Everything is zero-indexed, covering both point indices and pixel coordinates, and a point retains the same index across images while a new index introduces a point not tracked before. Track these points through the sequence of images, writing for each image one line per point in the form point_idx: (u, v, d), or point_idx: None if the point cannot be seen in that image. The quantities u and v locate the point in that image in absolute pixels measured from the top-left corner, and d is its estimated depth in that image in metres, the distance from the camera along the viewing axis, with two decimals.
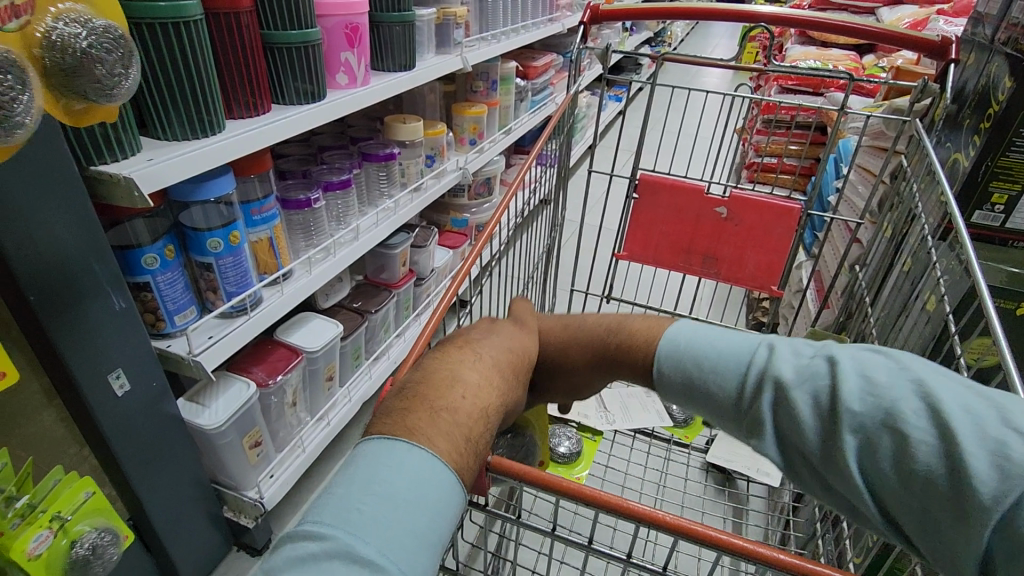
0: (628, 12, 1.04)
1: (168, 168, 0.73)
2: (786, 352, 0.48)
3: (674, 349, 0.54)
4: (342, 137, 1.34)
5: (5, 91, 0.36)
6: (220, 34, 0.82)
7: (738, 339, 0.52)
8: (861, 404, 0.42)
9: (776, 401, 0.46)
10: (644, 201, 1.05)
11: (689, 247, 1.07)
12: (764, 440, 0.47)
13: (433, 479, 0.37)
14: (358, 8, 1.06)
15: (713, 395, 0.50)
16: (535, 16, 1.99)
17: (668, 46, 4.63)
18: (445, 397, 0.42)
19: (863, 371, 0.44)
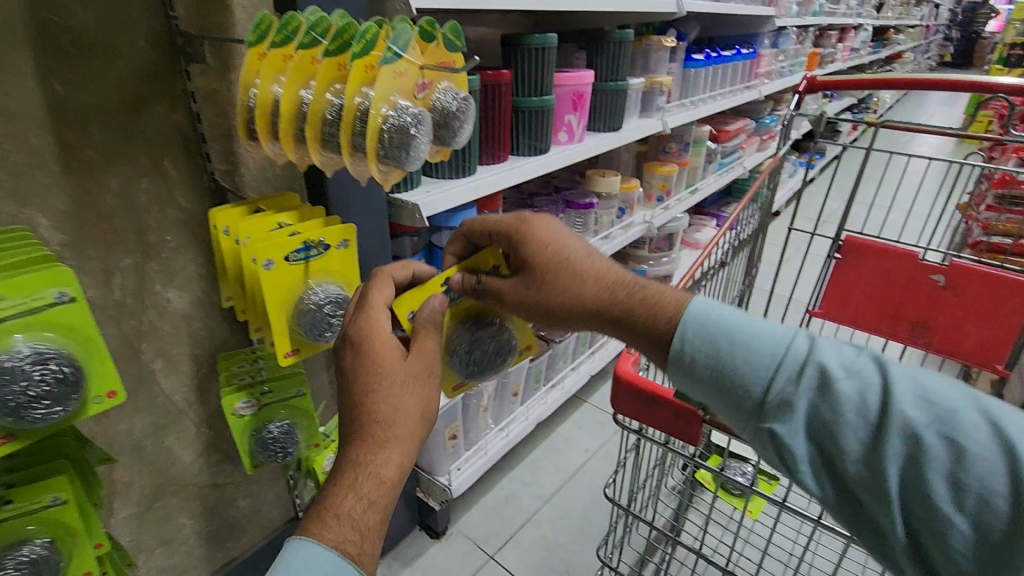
0: (846, 81, 1.06)
1: (438, 198, 0.94)
2: (828, 348, 0.46)
3: (707, 318, 0.50)
4: (549, 187, 1.53)
5: (413, 133, 0.49)
6: (484, 100, 1.05)
7: (767, 326, 0.49)
8: (916, 408, 0.41)
9: (818, 389, 0.44)
10: (845, 265, 1.00)
11: (897, 313, 0.98)
12: (793, 428, 0.44)
13: (334, 571, 0.47)
14: (584, 79, 1.25)
15: (739, 384, 0.47)
16: (733, 84, 2.06)
17: (873, 114, 4.32)
18: (341, 502, 0.51)
19: (922, 390, 0.42)
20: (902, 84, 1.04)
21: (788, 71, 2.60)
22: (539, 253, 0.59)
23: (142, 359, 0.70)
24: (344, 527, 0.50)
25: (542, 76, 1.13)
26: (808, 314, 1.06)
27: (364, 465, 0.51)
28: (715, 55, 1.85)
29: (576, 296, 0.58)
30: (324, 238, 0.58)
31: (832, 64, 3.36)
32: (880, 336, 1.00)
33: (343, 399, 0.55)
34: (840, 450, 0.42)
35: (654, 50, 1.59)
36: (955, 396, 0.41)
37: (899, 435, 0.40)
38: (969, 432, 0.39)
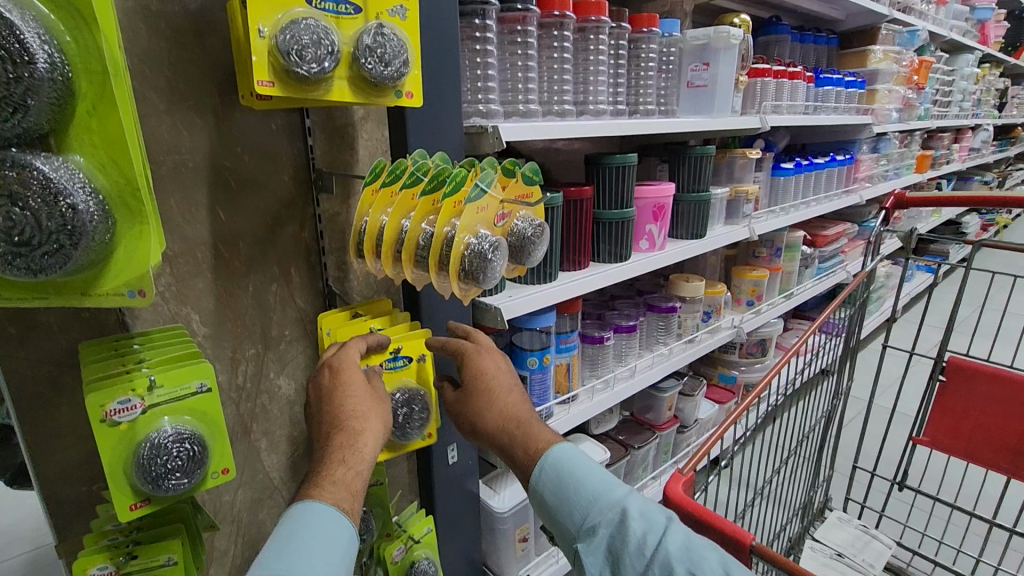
0: (941, 197, 1.03)
1: (519, 303, 1.02)
2: (639, 502, 0.57)
3: (561, 459, 0.62)
4: (631, 290, 1.56)
5: (486, 255, 0.56)
6: (567, 213, 1.14)
7: (607, 476, 0.61)
8: (677, 550, 0.51)
9: (617, 527, 0.55)
10: (953, 388, 0.97)
11: (1019, 447, 0.91)
12: (591, 551, 0.56)
13: (332, 525, 0.51)
14: (665, 192, 1.31)
15: (566, 514, 0.59)
16: (829, 189, 2.02)
17: (1003, 215, 3.97)
18: (330, 469, 0.54)
19: (688, 542, 0.52)
20: (1011, 200, 0.98)
21: (892, 173, 2.51)
22: (473, 378, 0.67)
23: (250, 438, 0.80)
24: (337, 487, 0.53)
25: (623, 190, 1.21)
26: (913, 440, 1.02)
27: (342, 448, 0.56)
28: (807, 163, 1.85)
29: (483, 423, 0.65)
30: (410, 351, 0.70)
31: (946, 164, 3.19)
32: (1001, 473, 0.93)
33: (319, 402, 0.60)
34: (620, 575, 0.53)
35: (740, 161, 1.63)
36: (712, 552, 0.51)
37: (660, 571, 0.51)
38: (706, 574, 0.49)
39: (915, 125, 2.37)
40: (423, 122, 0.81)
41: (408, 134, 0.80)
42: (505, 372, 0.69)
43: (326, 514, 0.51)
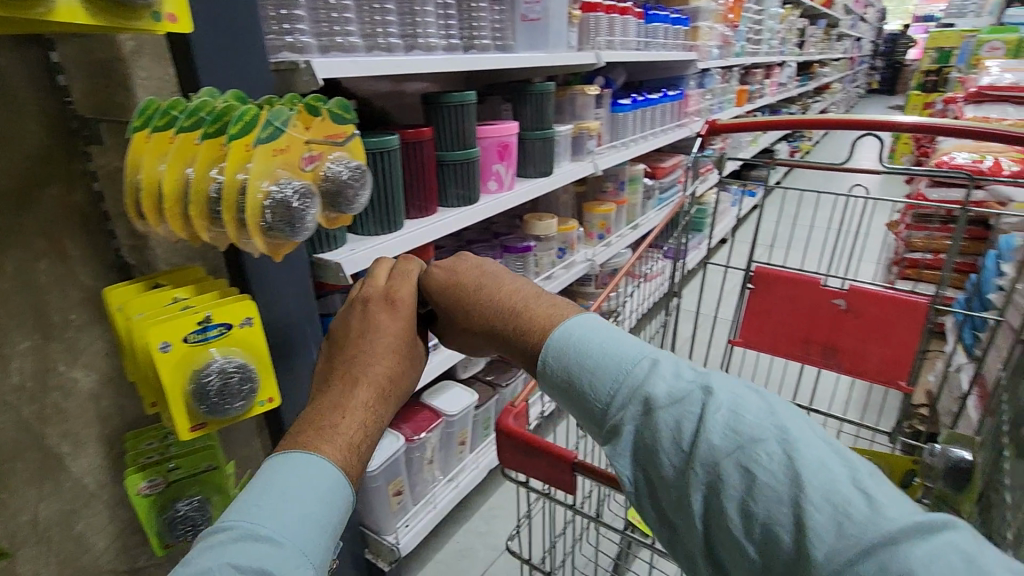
0: (744, 123, 1.14)
1: (363, 255, 0.96)
2: (668, 376, 0.47)
3: (564, 342, 0.51)
4: (487, 233, 1.56)
5: (296, 208, 0.51)
6: (407, 157, 1.09)
7: (628, 347, 0.50)
8: (720, 439, 0.42)
9: (642, 413, 0.46)
10: (759, 295, 1.10)
11: (808, 338, 1.08)
12: (618, 450, 0.47)
13: (319, 481, 0.48)
14: (508, 130, 1.31)
15: (586, 407, 0.50)
16: (663, 124, 2.17)
17: (806, 143, 4.59)
18: (330, 419, 0.52)
19: (733, 419, 0.42)
20: (799, 123, 1.12)
21: (716, 108, 2.75)
22: (448, 287, 0.61)
23: (45, 444, 0.68)
24: (342, 447, 0.51)
25: (465, 130, 1.18)
26: (731, 342, 1.14)
27: (342, 396, 0.54)
28: (642, 99, 1.95)
29: (476, 326, 0.58)
30: (225, 318, 0.57)
31: (760, 98, 3.57)
32: (796, 360, 1.09)
33: (340, 340, 0.59)
34: (656, 464, 0.45)
35: (580, 98, 1.67)
36: (765, 425, 0.42)
37: (704, 467, 0.42)
38: (762, 464, 0.40)
39: (732, 62, 2.60)
40: (213, 54, 0.69)
41: (198, 70, 0.68)
42: (480, 266, 0.61)
43: (313, 466, 0.48)
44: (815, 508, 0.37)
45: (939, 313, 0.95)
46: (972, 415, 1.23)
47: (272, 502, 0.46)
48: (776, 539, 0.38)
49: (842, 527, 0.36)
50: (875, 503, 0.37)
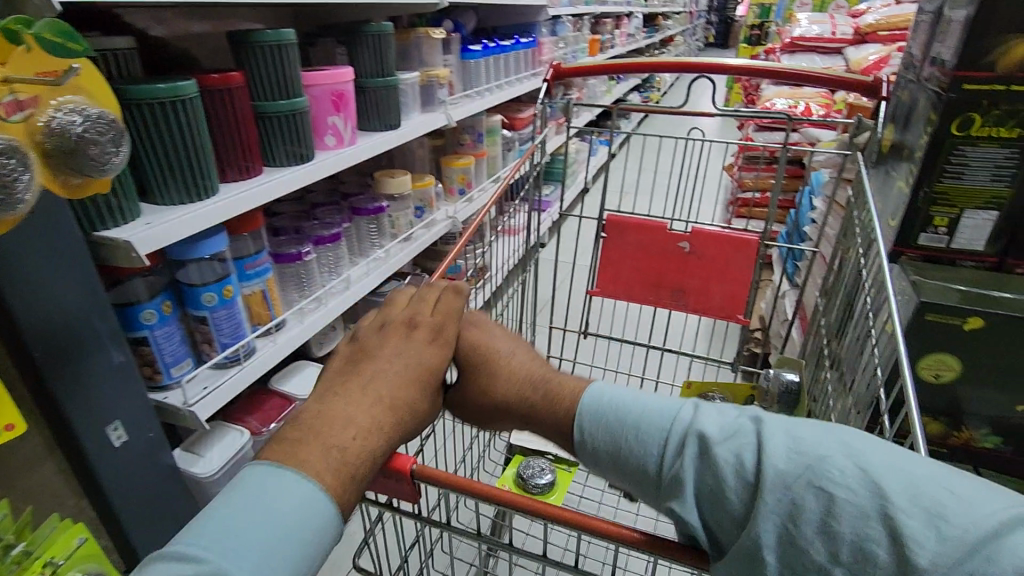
0: (588, 68, 1.12)
1: (165, 229, 0.80)
2: (718, 414, 0.46)
3: (598, 405, 0.51)
4: (334, 194, 1.41)
5: (5, 173, 0.45)
6: (214, 107, 0.91)
7: (659, 400, 0.50)
8: (787, 462, 0.41)
9: (697, 457, 0.44)
10: (612, 241, 1.12)
11: (658, 282, 1.12)
12: (686, 502, 0.43)
13: (313, 511, 0.40)
14: (343, 77, 1.16)
15: (634, 465, 0.47)
16: (518, 71, 2.11)
17: (656, 93, 4.84)
18: (334, 433, 0.43)
19: (794, 443, 0.42)
20: (641, 66, 1.11)
21: (570, 56, 2.74)
22: (476, 354, 0.60)
23: None
24: (335, 469, 0.41)
25: (287, 77, 1.02)
26: (589, 293, 1.17)
27: (345, 409, 0.45)
28: (493, 44, 1.87)
29: (501, 398, 0.57)
30: None
31: (611, 48, 3.64)
32: (648, 304, 1.14)
33: (363, 350, 0.52)
34: (727, 506, 0.42)
35: (426, 42, 1.55)
36: (831, 444, 0.41)
37: (777, 496, 0.40)
38: (837, 480, 0.39)
39: (582, 8, 2.59)
40: None
41: None
42: (511, 345, 0.61)
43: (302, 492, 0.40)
44: (903, 513, 0.37)
45: (768, 249, 1.03)
46: (796, 335, 1.38)
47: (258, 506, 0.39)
48: (872, 557, 0.37)
49: (941, 530, 0.36)
50: (953, 501, 0.37)
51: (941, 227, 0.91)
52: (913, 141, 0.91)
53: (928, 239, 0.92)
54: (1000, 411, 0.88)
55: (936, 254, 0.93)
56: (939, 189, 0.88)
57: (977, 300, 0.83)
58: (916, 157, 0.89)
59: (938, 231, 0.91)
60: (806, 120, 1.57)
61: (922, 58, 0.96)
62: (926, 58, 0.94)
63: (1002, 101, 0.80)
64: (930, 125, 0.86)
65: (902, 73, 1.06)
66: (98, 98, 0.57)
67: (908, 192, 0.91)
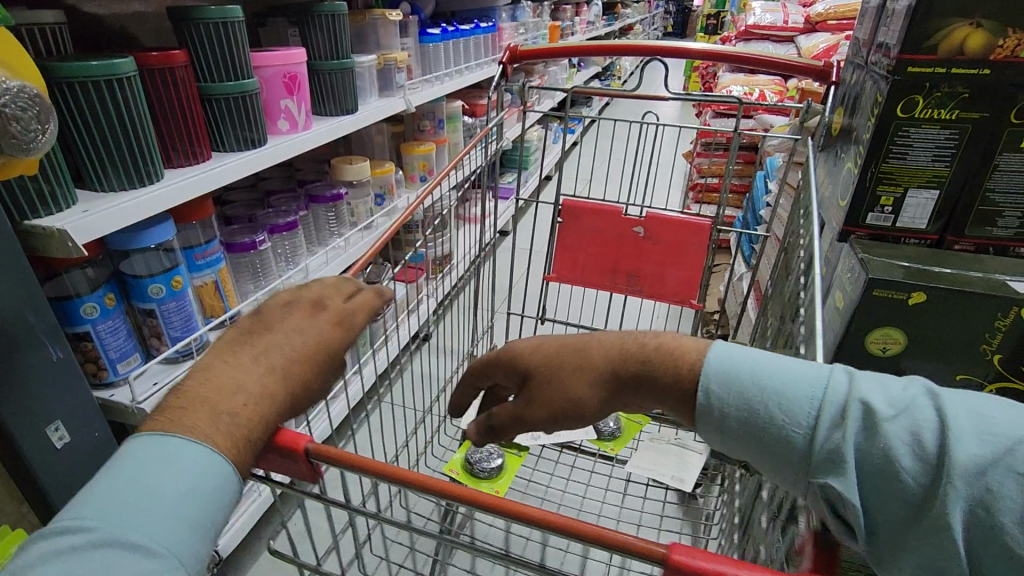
0: (547, 51, 1.11)
1: (104, 218, 0.76)
2: (864, 386, 0.46)
3: (733, 367, 0.50)
4: (290, 180, 1.36)
5: None
6: (155, 87, 0.86)
7: (801, 369, 0.49)
8: (966, 445, 0.41)
9: (863, 430, 0.44)
10: (570, 223, 1.13)
11: (615, 267, 1.13)
12: (850, 476, 0.44)
13: (210, 472, 0.40)
14: (296, 58, 1.12)
15: (783, 440, 0.47)
16: (478, 57, 2.08)
17: (617, 80, 4.88)
18: (224, 400, 0.42)
19: (946, 423, 0.43)
20: (601, 49, 1.11)
21: (531, 42, 2.73)
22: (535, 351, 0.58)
23: None
24: (219, 433, 0.41)
25: (234, 57, 0.98)
26: (546, 281, 1.18)
27: (230, 376, 0.44)
28: (452, 28, 1.84)
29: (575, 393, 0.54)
30: None
31: (571, 36, 3.64)
32: (604, 290, 1.15)
33: (249, 319, 0.50)
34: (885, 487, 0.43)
35: (381, 24, 1.51)
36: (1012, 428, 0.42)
37: (968, 481, 0.40)
38: None
39: None
40: None
41: None
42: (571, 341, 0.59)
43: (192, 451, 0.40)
44: None
45: (720, 233, 1.04)
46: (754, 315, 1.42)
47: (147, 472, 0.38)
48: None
49: None
50: None
51: (887, 206, 0.95)
52: (860, 124, 0.95)
53: (875, 218, 0.96)
54: (941, 381, 0.93)
55: (882, 232, 0.97)
56: (884, 168, 0.91)
57: (920, 276, 0.87)
58: (865, 137, 0.92)
59: (884, 210, 0.95)
60: (762, 105, 1.61)
61: (868, 43, 0.99)
62: (872, 44, 0.97)
63: (941, 84, 0.84)
64: (876, 108, 0.89)
65: (849, 58, 1.09)
66: (21, 74, 0.59)
67: (857, 172, 0.94)
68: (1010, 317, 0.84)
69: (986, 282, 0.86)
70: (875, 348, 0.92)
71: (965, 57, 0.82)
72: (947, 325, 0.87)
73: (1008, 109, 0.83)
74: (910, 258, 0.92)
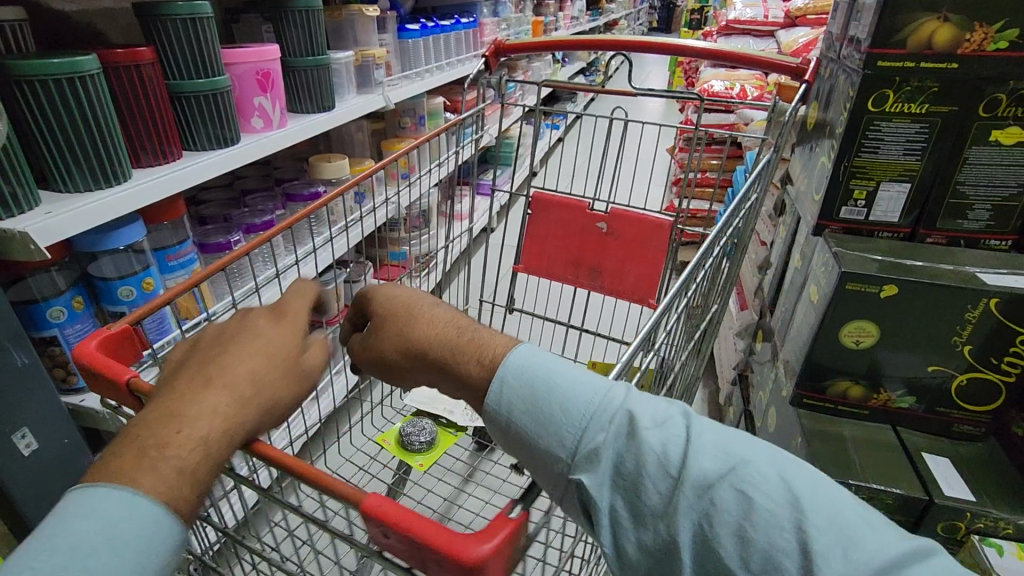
0: (530, 46, 1.11)
1: (68, 220, 0.74)
2: (639, 400, 0.49)
3: (525, 369, 0.51)
4: (267, 179, 1.34)
5: None
6: (121, 86, 0.84)
7: (589, 379, 0.51)
8: (711, 462, 0.45)
9: (626, 440, 0.47)
10: (539, 216, 1.15)
11: (578, 261, 1.14)
12: (599, 481, 0.46)
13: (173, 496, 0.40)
14: (269, 54, 1.10)
15: (548, 446, 0.49)
16: (459, 53, 2.07)
17: (602, 75, 4.89)
18: (159, 432, 0.43)
19: (714, 443, 0.46)
20: (579, 44, 1.11)
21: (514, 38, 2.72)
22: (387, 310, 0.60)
23: None
24: (161, 475, 0.41)
25: (203, 54, 0.96)
26: (514, 271, 1.19)
27: (189, 402, 0.45)
28: (432, 24, 1.82)
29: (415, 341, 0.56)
30: None
31: (555, 31, 3.64)
32: (568, 282, 1.16)
33: (196, 350, 0.52)
34: (640, 497, 0.45)
35: (358, 20, 1.49)
36: (758, 450, 0.46)
37: (697, 494, 0.44)
38: (756, 485, 0.44)
39: None
40: None
41: None
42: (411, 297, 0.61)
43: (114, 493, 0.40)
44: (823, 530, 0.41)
45: (680, 231, 1.04)
46: (735, 308, 1.43)
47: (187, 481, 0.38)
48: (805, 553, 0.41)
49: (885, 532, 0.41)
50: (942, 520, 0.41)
51: (860, 200, 0.96)
52: (834, 119, 0.95)
53: (848, 212, 0.97)
54: (914, 372, 0.94)
55: (856, 226, 0.98)
56: (856, 163, 0.92)
57: (893, 268, 0.87)
58: (839, 131, 0.93)
59: (857, 204, 0.96)
60: (742, 100, 1.61)
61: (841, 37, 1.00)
62: (848, 39, 0.97)
63: (912, 78, 0.85)
64: (849, 102, 0.89)
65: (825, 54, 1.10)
66: None
67: (830, 166, 0.95)
68: (981, 308, 0.85)
69: (958, 274, 0.87)
70: (850, 341, 0.93)
71: (935, 51, 0.83)
72: (919, 316, 0.88)
73: (977, 102, 0.84)
74: (884, 251, 0.93)
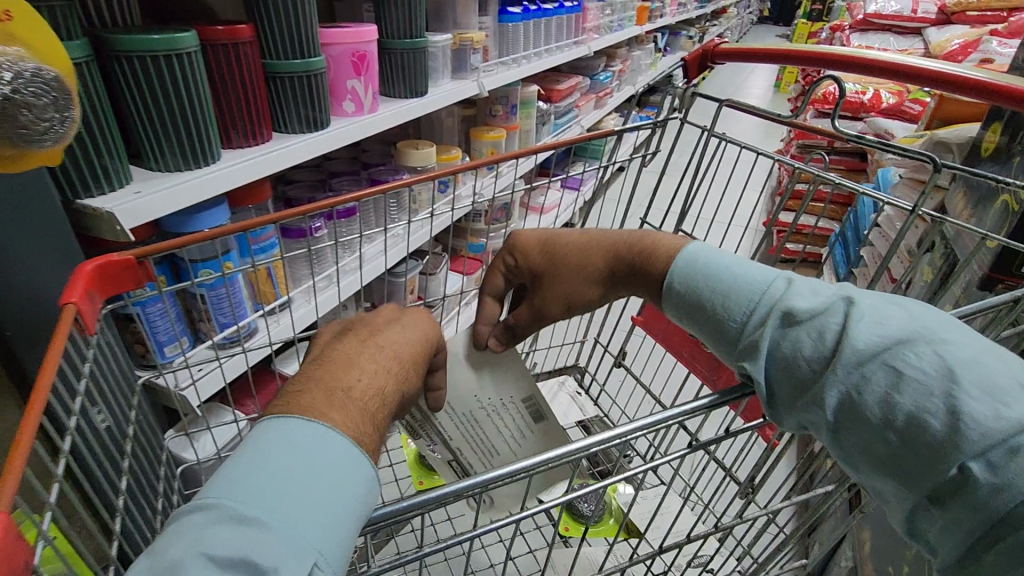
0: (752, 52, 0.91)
1: (154, 202, 0.74)
2: (806, 294, 0.54)
3: (692, 268, 0.61)
4: (355, 163, 1.31)
5: (50, 116, 0.44)
6: (218, 66, 0.82)
7: (755, 271, 0.59)
8: (867, 344, 0.49)
9: (781, 327, 0.54)
10: None
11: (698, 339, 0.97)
12: (757, 362, 0.54)
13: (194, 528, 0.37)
14: (367, 36, 1.06)
15: (728, 311, 0.57)
16: (560, 39, 1.96)
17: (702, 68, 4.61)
18: (345, 378, 0.45)
19: (857, 313, 0.51)
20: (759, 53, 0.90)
21: (617, 24, 2.56)
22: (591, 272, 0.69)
23: None
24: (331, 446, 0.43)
25: (303, 33, 0.92)
26: (633, 322, 1.09)
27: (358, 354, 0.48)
28: (535, 8, 1.72)
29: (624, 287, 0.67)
30: None
31: (664, 20, 3.40)
32: (682, 357, 1.00)
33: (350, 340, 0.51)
34: (798, 366, 0.52)
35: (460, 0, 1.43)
36: None
37: (847, 368, 0.49)
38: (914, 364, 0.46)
39: None
40: None
41: None
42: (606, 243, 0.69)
43: (285, 433, 0.40)
44: None
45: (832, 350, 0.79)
46: None
47: (220, 511, 0.36)
48: None
49: None
50: None
51: None
52: None
53: None
54: None
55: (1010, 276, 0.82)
56: None
57: None
58: None
59: None
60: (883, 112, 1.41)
61: None
62: None
63: None
64: None
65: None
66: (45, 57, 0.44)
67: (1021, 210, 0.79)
68: None
69: None
70: None
71: None
72: None
73: None
74: None
